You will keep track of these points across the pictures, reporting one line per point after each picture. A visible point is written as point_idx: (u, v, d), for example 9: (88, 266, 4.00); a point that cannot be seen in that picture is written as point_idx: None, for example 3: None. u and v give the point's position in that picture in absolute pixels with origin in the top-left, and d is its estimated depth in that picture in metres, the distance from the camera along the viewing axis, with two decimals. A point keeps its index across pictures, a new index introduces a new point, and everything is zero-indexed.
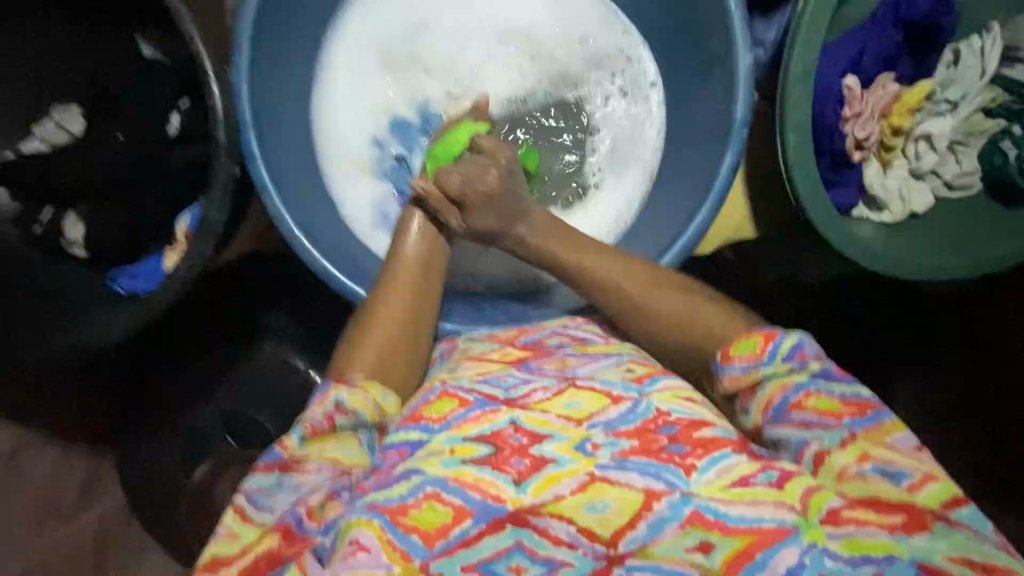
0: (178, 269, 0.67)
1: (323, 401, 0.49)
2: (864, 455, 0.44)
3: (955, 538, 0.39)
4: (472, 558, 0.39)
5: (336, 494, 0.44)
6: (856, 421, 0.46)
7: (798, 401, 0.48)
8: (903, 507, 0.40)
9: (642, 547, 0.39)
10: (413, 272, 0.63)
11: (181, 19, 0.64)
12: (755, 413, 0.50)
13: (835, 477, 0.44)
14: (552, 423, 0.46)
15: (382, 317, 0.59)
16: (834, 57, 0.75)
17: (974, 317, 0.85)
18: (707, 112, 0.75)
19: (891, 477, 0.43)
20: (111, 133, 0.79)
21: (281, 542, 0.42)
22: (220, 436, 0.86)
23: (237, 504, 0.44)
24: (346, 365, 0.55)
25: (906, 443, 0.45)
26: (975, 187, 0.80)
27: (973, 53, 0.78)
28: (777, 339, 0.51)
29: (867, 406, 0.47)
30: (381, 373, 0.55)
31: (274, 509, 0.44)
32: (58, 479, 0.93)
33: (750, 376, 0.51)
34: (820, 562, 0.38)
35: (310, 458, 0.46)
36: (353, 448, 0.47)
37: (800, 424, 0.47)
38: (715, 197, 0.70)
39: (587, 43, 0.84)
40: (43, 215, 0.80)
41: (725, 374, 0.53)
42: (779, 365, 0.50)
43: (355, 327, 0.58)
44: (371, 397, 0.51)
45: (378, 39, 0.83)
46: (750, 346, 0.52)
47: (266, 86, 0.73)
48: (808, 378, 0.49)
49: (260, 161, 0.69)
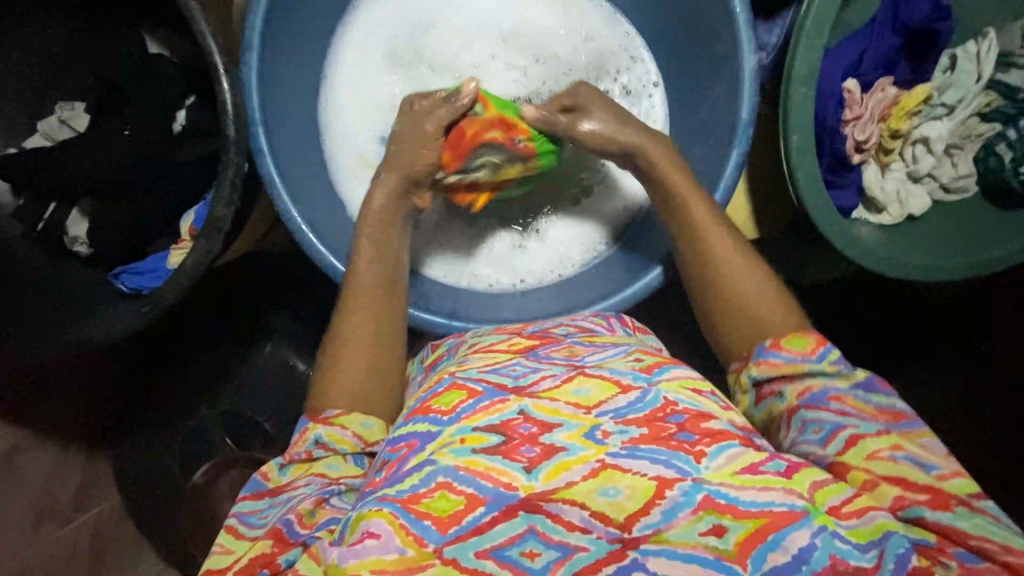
0: (186, 265, 0.67)
1: (302, 440, 0.53)
2: (897, 445, 0.46)
3: (974, 522, 0.41)
4: (484, 545, 0.39)
5: (325, 500, 0.48)
6: (891, 424, 0.48)
7: (837, 395, 0.50)
8: (929, 490, 0.43)
9: (657, 532, 0.39)
10: (375, 282, 0.64)
11: (192, 16, 0.64)
12: (788, 396, 0.52)
13: (862, 456, 0.45)
14: (561, 412, 0.45)
15: (352, 341, 0.60)
16: (835, 61, 0.77)
17: (972, 317, 0.89)
18: (714, 112, 0.76)
19: (922, 466, 0.45)
20: (116, 128, 0.76)
21: (274, 547, 0.45)
22: (219, 435, 0.84)
23: (229, 525, 0.49)
24: (321, 400, 0.57)
25: (936, 448, 0.47)
26: (970, 190, 0.82)
27: (969, 58, 0.80)
28: (828, 345, 0.52)
29: (900, 416, 0.49)
30: (360, 404, 0.56)
31: (263, 524, 0.48)
32: (57, 482, 0.92)
33: (794, 368, 0.52)
34: (830, 543, 0.39)
35: (296, 482, 0.51)
36: (340, 466, 0.52)
37: (837, 411, 0.49)
38: (723, 192, 0.71)
39: (591, 42, 0.86)
40: (47, 212, 0.80)
41: (767, 358, 0.54)
42: (825, 365, 0.51)
43: (328, 354, 0.60)
44: (349, 429, 0.54)
45: (384, 37, 0.83)
46: (802, 342, 0.53)
47: (276, 82, 0.73)
48: (849, 386, 0.50)
49: (267, 154, 0.69)
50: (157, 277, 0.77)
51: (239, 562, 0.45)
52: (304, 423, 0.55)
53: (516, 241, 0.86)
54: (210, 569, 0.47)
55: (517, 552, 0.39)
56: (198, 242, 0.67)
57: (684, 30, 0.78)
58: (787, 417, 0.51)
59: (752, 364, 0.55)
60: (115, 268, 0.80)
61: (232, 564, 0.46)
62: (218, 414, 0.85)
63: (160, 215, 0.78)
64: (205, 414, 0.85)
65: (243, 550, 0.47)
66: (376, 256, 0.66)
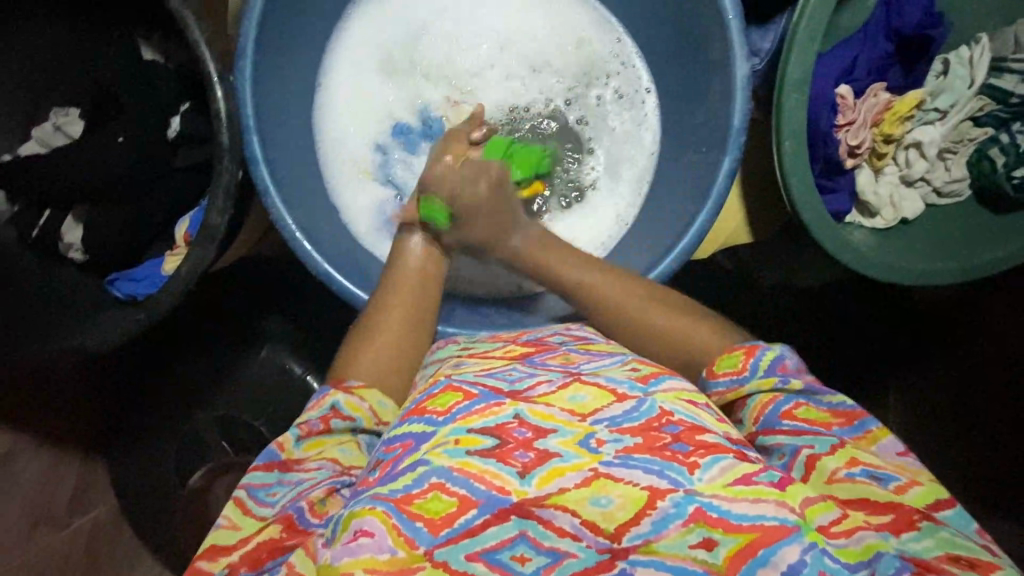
0: (180, 272, 0.67)
1: (319, 406, 0.53)
2: (853, 460, 0.46)
3: (942, 537, 0.41)
4: (476, 547, 0.39)
5: (337, 489, 0.46)
6: (844, 430, 0.48)
7: (789, 411, 0.50)
8: (892, 508, 0.43)
9: (645, 543, 0.39)
10: (412, 285, 0.65)
11: (185, 24, 0.64)
12: (745, 422, 0.51)
13: (824, 480, 0.45)
14: (556, 417, 0.45)
15: (380, 327, 0.61)
16: (828, 67, 0.77)
17: (962, 321, 0.89)
18: (707, 117, 0.76)
19: (878, 479, 0.44)
20: (112, 134, 0.77)
21: (283, 533, 0.44)
22: (217, 442, 0.85)
23: (239, 496, 0.48)
24: (346, 371, 0.57)
25: (890, 450, 0.46)
26: (963, 193, 0.83)
27: (962, 63, 0.80)
28: (757, 352, 0.54)
29: (853, 416, 0.49)
30: (380, 381, 0.57)
31: (272, 502, 0.47)
32: (52, 485, 0.92)
33: (735, 393, 0.53)
34: (820, 560, 0.39)
35: (308, 461, 0.49)
36: (351, 451, 0.50)
37: (792, 433, 0.48)
38: (715, 198, 0.71)
39: (584, 48, 0.86)
40: (42, 218, 0.80)
41: (711, 389, 0.55)
42: (760, 378, 0.52)
43: (355, 336, 0.61)
44: (366, 402, 0.54)
45: (380, 44, 0.84)
46: (733, 361, 0.54)
47: (272, 89, 0.73)
48: (793, 395, 0.51)
49: (260, 161, 0.69)
50: (153, 284, 0.76)
51: (246, 543, 0.45)
52: (324, 390, 0.55)
53: None
54: (214, 543, 0.46)
55: (508, 557, 0.39)
56: (192, 249, 0.67)
57: (677, 35, 0.79)
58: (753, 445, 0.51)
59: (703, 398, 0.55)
60: (111, 273, 0.80)
61: (239, 544, 0.45)
62: (216, 418, 0.85)
63: (153, 219, 0.78)
64: (199, 418, 0.85)
65: (250, 527, 0.46)
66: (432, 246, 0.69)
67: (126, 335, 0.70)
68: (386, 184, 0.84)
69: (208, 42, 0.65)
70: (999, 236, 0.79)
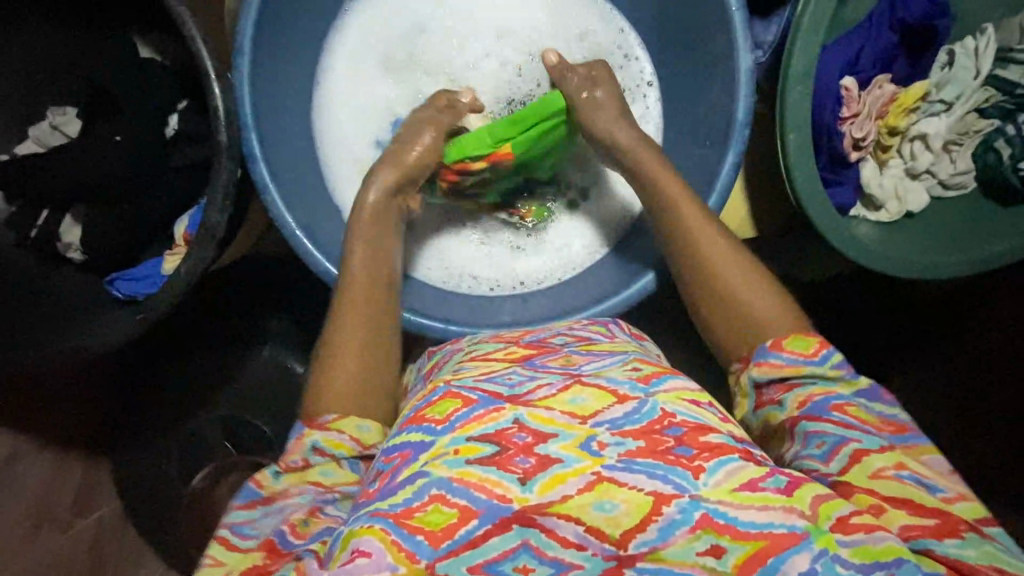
0: (179, 272, 0.66)
1: (298, 446, 0.52)
2: (901, 464, 0.45)
3: (985, 549, 0.41)
4: (478, 559, 0.39)
5: (319, 510, 0.48)
6: (894, 437, 0.47)
7: (840, 404, 0.49)
8: (937, 513, 0.42)
9: (652, 550, 0.39)
10: (366, 281, 0.62)
11: (181, 20, 0.63)
12: (789, 405, 0.51)
13: (866, 475, 0.45)
14: (557, 421, 0.44)
15: (347, 337, 0.58)
16: (833, 59, 0.76)
17: (968, 315, 0.89)
18: (710, 110, 0.75)
19: (926, 487, 0.44)
20: (108, 134, 0.76)
21: (267, 558, 0.45)
22: (220, 442, 0.85)
23: (221, 535, 0.47)
24: (317, 403, 0.55)
25: (939, 465, 0.46)
26: (969, 185, 0.81)
27: (968, 53, 0.80)
28: (830, 347, 0.52)
29: (902, 428, 0.48)
30: (358, 408, 0.55)
31: (255, 535, 0.47)
32: (56, 485, 0.92)
33: (795, 369, 0.51)
34: (831, 569, 0.38)
35: (291, 489, 0.50)
36: (335, 473, 0.51)
37: (841, 424, 0.47)
38: (719, 194, 0.70)
39: (586, 39, 0.85)
40: (40, 218, 0.79)
41: (768, 358, 0.53)
42: (828, 369, 0.51)
43: (323, 351, 0.58)
44: (345, 434, 0.52)
45: (377, 41, 0.83)
46: (804, 343, 0.52)
47: (269, 87, 0.72)
48: (851, 393, 0.50)
49: (260, 159, 0.68)
50: (153, 283, 0.76)
51: (233, 574, 0.45)
52: (300, 429, 0.53)
53: (511, 245, 0.86)
54: None
55: (510, 567, 0.39)
56: (192, 248, 0.66)
57: (680, 29, 0.78)
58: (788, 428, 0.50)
59: (752, 366, 0.54)
60: (109, 274, 0.80)
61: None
62: (218, 418, 0.85)
63: (153, 217, 0.77)
64: (202, 418, 0.86)
65: (235, 562, 0.46)
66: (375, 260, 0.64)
67: (127, 336, 0.69)
68: None
69: (206, 38, 0.64)
70: (1002, 228, 0.78)
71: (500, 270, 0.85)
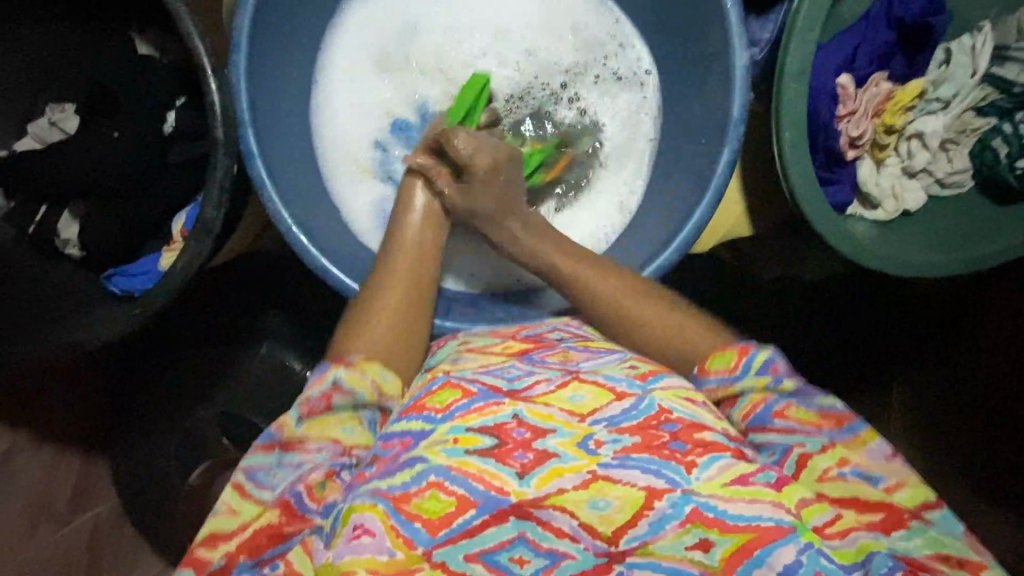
0: (174, 268, 0.67)
1: (320, 381, 0.52)
2: (843, 461, 0.46)
3: (931, 536, 0.43)
4: (474, 548, 0.39)
5: (336, 473, 0.47)
6: (833, 434, 0.48)
7: (780, 410, 0.49)
8: (882, 506, 0.44)
9: (643, 544, 0.39)
10: (410, 260, 0.63)
11: (178, 16, 0.63)
12: (734, 420, 0.51)
13: (815, 478, 0.46)
14: (556, 418, 0.44)
15: (378, 301, 0.59)
16: (830, 58, 0.76)
17: (964, 312, 0.90)
18: (705, 107, 0.75)
19: (869, 479, 0.45)
20: (108, 131, 0.76)
21: (282, 518, 0.45)
22: (217, 436, 0.83)
23: (238, 481, 0.48)
24: (345, 350, 0.55)
25: (880, 453, 0.47)
26: (966, 184, 0.82)
27: (964, 52, 0.80)
28: (750, 353, 0.52)
29: (841, 418, 0.49)
30: (385, 356, 0.56)
31: (272, 485, 0.47)
32: (53, 481, 0.92)
33: (725, 391, 0.52)
34: (815, 560, 0.39)
35: (309, 441, 0.49)
36: (354, 429, 0.50)
37: (782, 431, 0.48)
38: (714, 191, 0.70)
39: (579, 32, 0.85)
40: (39, 214, 0.80)
41: (702, 387, 0.54)
42: (752, 379, 0.51)
43: (353, 309, 0.60)
44: (370, 377, 0.52)
45: (376, 38, 0.83)
46: (725, 359, 0.53)
47: (266, 83, 0.73)
48: (785, 396, 0.50)
49: (257, 156, 0.68)
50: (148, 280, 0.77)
51: (246, 530, 0.45)
52: (324, 366, 0.53)
53: None
54: (214, 529, 0.46)
55: (507, 558, 0.39)
56: (188, 243, 0.66)
57: (676, 27, 0.78)
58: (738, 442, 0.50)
59: None
60: (108, 270, 0.81)
61: (239, 531, 0.45)
62: (216, 413, 0.84)
63: (151, 217, 0.78)
64: (200, 415, 0.85)
65: (249, 512, 0.46)
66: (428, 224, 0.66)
67: (122, 331, 0.69)
68: (387, 177, 0.84)
69: (203, 35, 0.64)
70: (994, 230, 0.78)
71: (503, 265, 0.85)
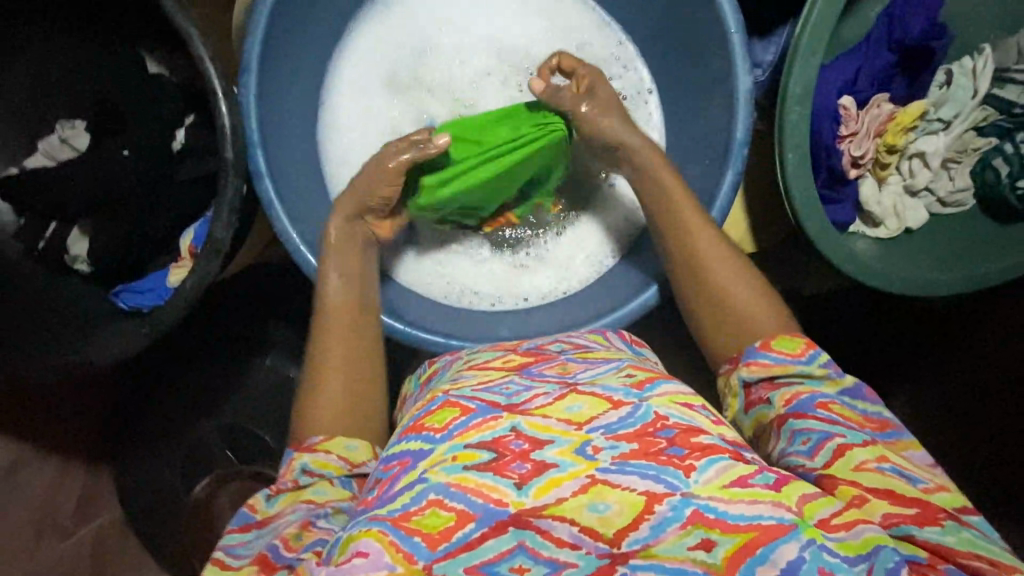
0: (182, 284, 0.67)
1: (288, 470, 0.53)
2: (883, 457, 0.46)
3: (964, 536, 0.42)
4: (474, 561, 0.39)
5: (311, 522, 0.48)
6: (876, 433, 0.49)
7: (824, 402, 0.50)
8: (917, 503, 0.44)
9: (645, 547, 0.39)
10: (353, 310, 0.64)
11: (190, 40, 0.64)
12: (777, 404, 0.52)
13: (849, 468, 0.46)
14: (552, 428, 0.44)
15: (332, 371, 0.60)
16: (831, 80, 0.77)
17: (968, 328, 0.90)
18: (709, 129, 0.76)
19: (907, 478, 0.45)
20: (116, 148, 0.77)
21: (261, 573, 0.45)
22: (220, 451, 0.85)
23: (216, 557, 0.48)
24: (304, 431, 0.57)
25: (921, 458, 0.48)
26: (968, 203, 0.83)
27: (966, 73, 0.81)
28: (817, 347, 0.54)
29: (886, 424, 0.50)
30: (345, 428, 0.57)
31: (249, 554, 0.48)
32: (57, 494, 0.92)
33: (783, 368, 0.53)
34: (819, 557, 0.39)
35: (284, 510, 0.50)
36: (325, 490, 0.51)
37: (826, 420, 0.49)
38: (719, 212, 0.71)
39: (582, 51, 0.86)
40: (49, 230, 0.80)
41: (756, 359, 0.55)
42: (814, 368, 0.52)
43: (308, 384, 0.60)
44: (333, 453, 0.54)
45: (384, 59, 0.84)
46: (792, 344, 0.54)
47: (275, 103, 0.74)
48: (836, 391, 0.51)
49: (265, 175, 0.69)
50: (157, 296, 0.78)
51: None
52: (289, 454, 0.55)
53: (512, 262, 0.86)
54: None
55: (506, 568, 0.39)
56: (198, 262, 0.67)
57: (678, 49, 0.79)
58: (775, 426, 0.51)
59: (742, 365, 0.55)
60: (114, 286, 0.82)
61: None
62: (223, 426, 0.85)
63: (158, 230, 0.78)
64: (205, 427, 0.85)
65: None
66: (357, 274, 0.67)
67: (132, 347, 0.70)
68: None
69: (214, 58, 0.65)
70: (998, 250, 0.78)
71: (505, 285, 0.86)
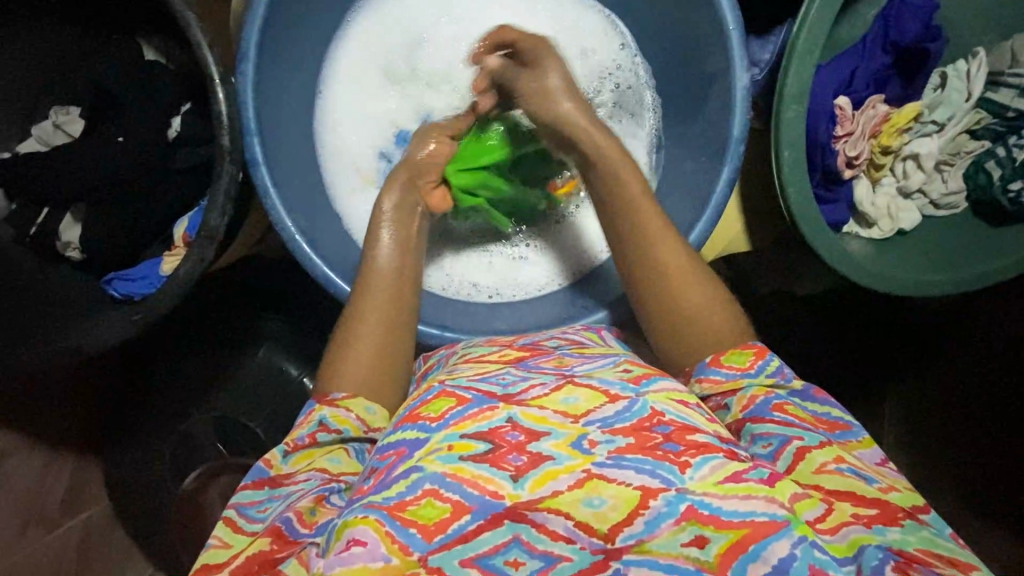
0: (175, 273, 0.67)
1: (307, 420, 0.54)
2: (839, 457, 0.46)
3: (924, 535, 0.42)
4: (469, 553, 0.39)
5: (325, 497, 0.47)
6: (830, 435, 0.49)
7: (779, 404, 0.50)
8: (878, 503, 0.43)
9: (639, 543, 0.39)
10: (390, 282, 0.64)
11: (188, 26, 0.65)
12: (734, 408, 0.52)
13: (810, 470, 0.46)
14: (549, 420, 0.44)
15: (362, 332, 0.60)
16: (826, 80, 0.78)
17: (957, 333, 0.91)
18: (705, 127, 0.76)
19: (864, 478, 0.45)
20: (111, 135, 0.78)
21: (273, 545, 0.44)
22: (211, 445, 0.84)
23: (229, 517, 0.48)
24: (329, 385, 0.58)
25: (870, 458, 0.48)
26: (960, 206, 0.83)
27: (960, 76, 0.81)
28: (766, 356, 0.54)
29: (836, 425, 0.50)
30: (368, 389, 0.58)
31: (262, 518, 0.48)
32: (43, 485, 0.91)
33: (733, 384, 0.53)
34: (810, 553, 0.39)
35: (297, 475, 0.50)
36: (341, 459, 0.51)
37: (781, 423, 0.49)
38: (713, 209, 0.71)
39: (588, 57, 0.86)
40: (40, 217, 0.79)
41: (708, 375, 0.54)
42: (763, 377, 0.53)
43: (337, 342, 0.60)
44: (353, 412, 0.55)
45: (381, 52, 0.84)
46: (741, 357, 0.54)
47: (272, 91, 0.73)
48: (788, 394, 0.52)
49: (261, 163, 0.69)
50: (149, 284, 0.77)
51: (236, 559, 0.45)
52: (311, 405, 0.56)
53: (510, 255, 0.87)
54: (206, 562, 0.46)
55: (501, 562, 0.39)
56: (191, 250, 0.66)
57: (675, 48, 0.79)
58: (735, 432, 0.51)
59: (694, 381, 0.55)
60: (108, 274, 0.80)
61: (229, 561, 0.45)
62: (214, 417, 0.85)
63: (155, 217, 0.78)
64: (196, 420, 0.85)
65: (241, 544, 0.46)
66: (399, 247, 0.66)
67: (125, 335, 0.69)
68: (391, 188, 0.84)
69: (212, 45, 0.65)
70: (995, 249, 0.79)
71: (500, 276, 0.86)
